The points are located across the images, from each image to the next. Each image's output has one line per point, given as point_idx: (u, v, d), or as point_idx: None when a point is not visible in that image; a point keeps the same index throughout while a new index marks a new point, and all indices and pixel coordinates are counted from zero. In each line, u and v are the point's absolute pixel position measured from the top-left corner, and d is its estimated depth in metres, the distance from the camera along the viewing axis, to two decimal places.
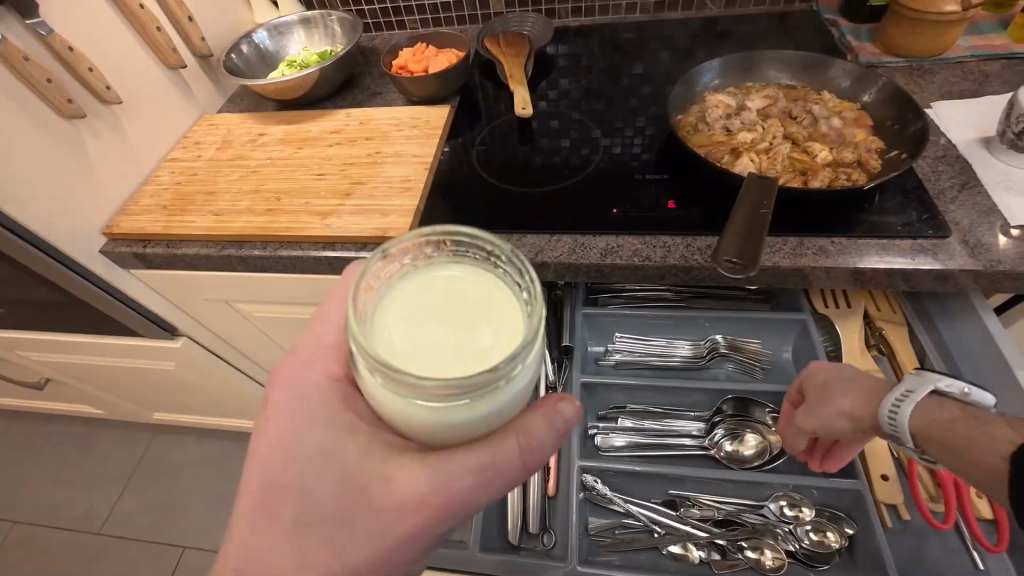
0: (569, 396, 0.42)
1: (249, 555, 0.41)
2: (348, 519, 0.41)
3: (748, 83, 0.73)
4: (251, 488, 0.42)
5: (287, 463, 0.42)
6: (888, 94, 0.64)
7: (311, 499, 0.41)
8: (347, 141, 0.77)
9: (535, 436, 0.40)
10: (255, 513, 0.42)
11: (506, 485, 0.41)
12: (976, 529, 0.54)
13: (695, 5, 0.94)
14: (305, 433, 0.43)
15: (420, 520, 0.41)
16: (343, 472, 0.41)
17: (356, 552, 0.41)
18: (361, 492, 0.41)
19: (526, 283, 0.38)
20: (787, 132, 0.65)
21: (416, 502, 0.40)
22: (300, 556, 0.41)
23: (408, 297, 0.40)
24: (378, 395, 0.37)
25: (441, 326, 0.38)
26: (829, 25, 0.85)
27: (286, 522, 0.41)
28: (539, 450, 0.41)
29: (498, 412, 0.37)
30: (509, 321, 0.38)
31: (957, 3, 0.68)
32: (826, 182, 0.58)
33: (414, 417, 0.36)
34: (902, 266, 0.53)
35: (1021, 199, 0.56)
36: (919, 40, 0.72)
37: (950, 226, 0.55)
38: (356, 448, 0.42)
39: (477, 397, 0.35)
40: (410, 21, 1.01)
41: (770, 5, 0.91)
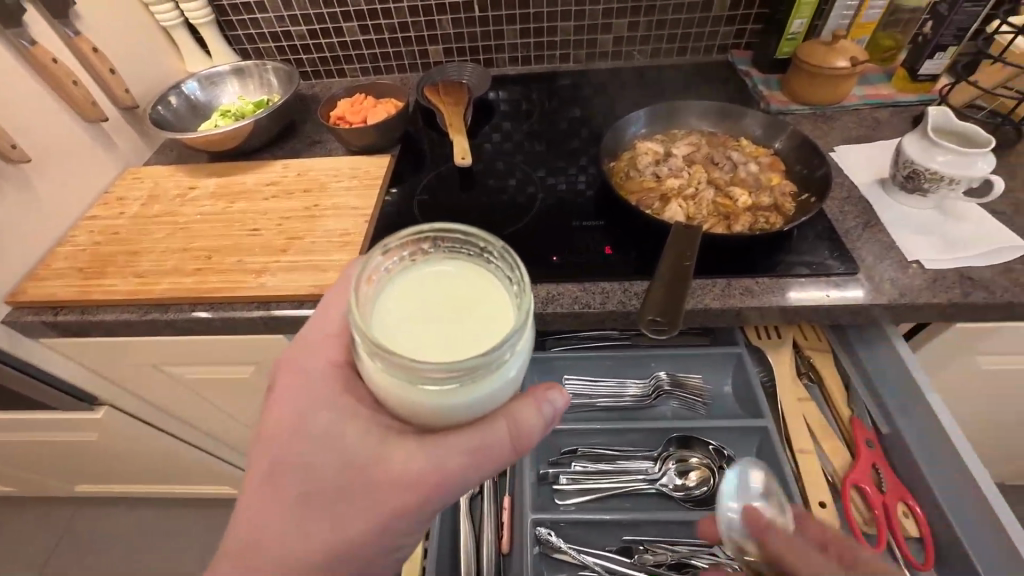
0: (557, 385, 0.43)
1: (253, 530, 0.41)
2: (344, 499, 0.41)
3: (674, 131, 0.77)
4: (257, 466, 0.42)
5: (291, 444, 0.42)
6: (795, 141, 0.70)
7: (315, 477, 0.41)
8: (283, 194, 0.75)
9: (524, 420, 0.41)
10: (260, 489, 0.41)
11: (498, 466, 0.42)
12: (907, 551, 0.55)
13: (624, 55, 1.00)
14: (308, 416, 0.42)
15: (418, 499, 0.41)
16: (344, 453, 0.41)
17: (353, 532, 0.41)
18: (357, 477, 0.41)
19: (517, 277, 0.38)
20: (710, 178, 0.69)
21: (414, 481, 0.40)
22: (304, 530, 0.41)
23: (408, 289, 0.40)
24: (380, 384, 0.37)
25: (440, 318, 0.39)
26: (742, 75, 0.92)
27: (290, 499, 0.41)
28: (528, 435, 0.41)
29: (491, 398, 0.38)
30: (502, 313, 0.39)
31: (847, 59, 0.77)
32: (747, 226, 0.62)
33: (414, 404, 0.37)
34: (817, 304, 0.57)
35: (916, 235, 0.61)
36: (819, 90, 0.80)
37: (858, 263, 0.60)
38: (355, 433, 0.42)
39: (473, 383, 0.36)
40: (350, 69, 1.02)
41: (690, 56, 0.99)
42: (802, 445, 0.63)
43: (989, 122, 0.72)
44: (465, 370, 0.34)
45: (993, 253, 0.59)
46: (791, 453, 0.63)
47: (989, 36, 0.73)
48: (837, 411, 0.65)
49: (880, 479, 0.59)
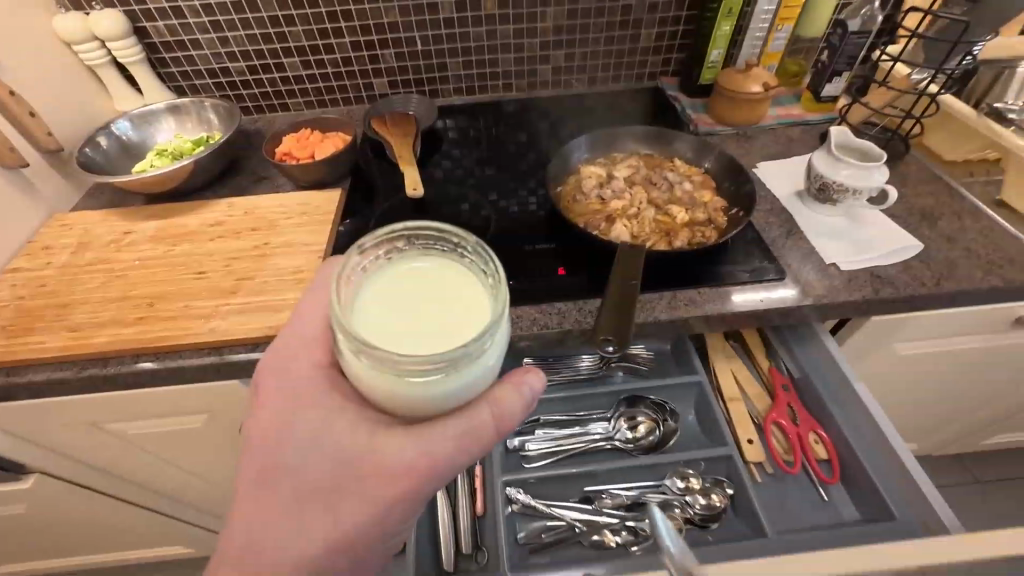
0: (534, 367, 0.43)
1: (245, 535, 0.39)
2: (336, 494, 0.40)
3: (614, 154, 0.83)
4: (244, 471, 0.41)
5: (279, 444, 0.41)
6: (722, 160, 0.77)
7: (305, 475, 0.41)
8: (230, 234, 0.73)
9: (507, 402, 0.41)
10: (249, 492, 0.40)
11: (488, 448, 0.42)
12: (818, 470, 0.65)
13: (563, 84, 1.06)
14: (294, 416, 0.42)
15: (411, 488, 0.41)
16: (333, 449, 0.41)
17: (346, 526, 0.40)
18: (347, 472, 0.41)
19: (492, 269, 0.40)
20: (650, 198, 0.74)
21: (405, 470, 0.40)
22: (298, 529, 0.40)
23: (389, 286, 0.41)
24: (366, 381, 0.38)
25: (421, 313, 0.39)
26: (672, 99, 1.00)
27: (281, 499, 0.40)
28: (510, 418, 0.42)
29: (475, 386, 0.39)
30: (478, 305, 0.40)
31: (760, 85, 0.85)
32: (686, 241, 0.67)
33: (400, 398, 0.37)
34: (753, 310, 0.62)
35: (832, 241, 0.69)
36: (739, 112, 0.88)
37: (785, 269, 0.66)
38: (344, 429, 0.41)
39: (457, 374, 0.37)
40: (293, 103, 1.02)
41: (624, 83, 1.06)
42: (730, 393, 0.70)
43: (879, 137, 0.82)
44: (449, 363, 0.34)
45: (895, 254, 0.67)
46: (724, 404, 0.70)
47: (869, 62, 0.84)
48: (757, 363, 0.74)
49: (794, 415, 0.68)
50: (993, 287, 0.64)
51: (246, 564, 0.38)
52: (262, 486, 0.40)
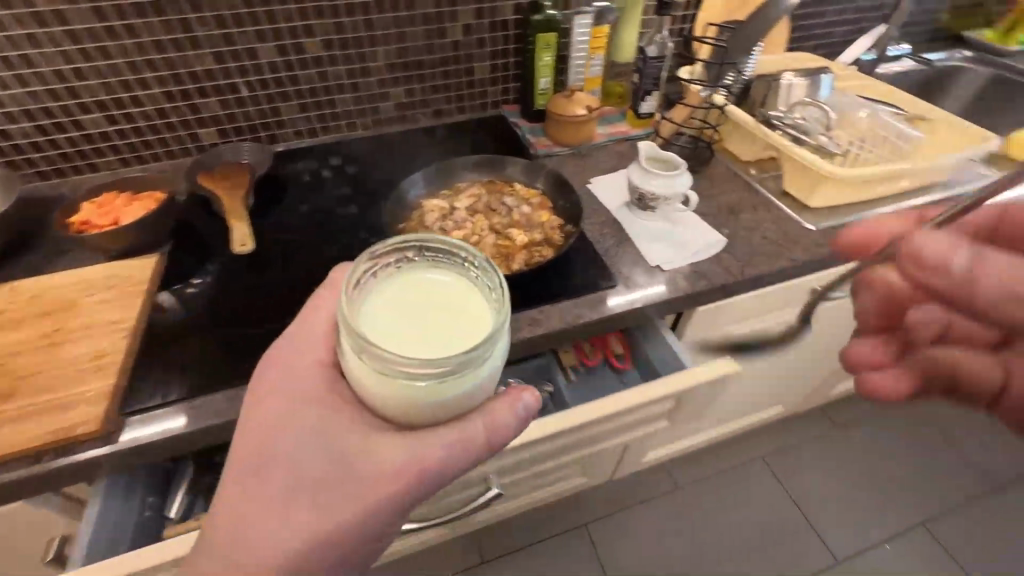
0: (531, 386, 0.47)
1: (237, 518, 0.43)
2: (329, 491, 0.44)
3: (456, 185, 0.84)
4: (242, 461, 0.45)
5: (279, 437, 0.45)
6: (553, 179, 0.81)
7: (300, 469, 0.44)
8: (10, 324, 0.62)
9: (500, 413, 0.46)
10: (246, 481, 0.44)
11: (480, 456, 0.46)
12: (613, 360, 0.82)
13: (409, 119, 1.06)
14: (294, 413, 0.46)
15: (398, 491, 0.45)
16: (330, 448, 0.45)
17: (335, 522, 0.44)
18: (342, 471, 0.45)
19: (496, 286, 0.43)
20: (491, 224, 0.76)
21: (395, 472, 0.44)
22: (286, 522, 0.43)
23: (393, 293, 0.44)
24: (370, 380, 0.41)
25: (427, 321, 0.43)
26: (514, 126, 1.05)
27: (276, 488, 0.44)
28: (501, 430, 0.46)
29: (470, 394, 0.43)
30: (480, 318, 0.43)
31: (585, 108, 0.92)
32: (524, 261, 0.70)
33: (402, 399, 0.41)
34: (592, 319, 0.66)
35: (656, 244, 0.75)
36: (572, 134, 0.95)
37: (617, 276, 0.71)
38: (342, 430, 0.46)
39: (459, 379, 0.41)
40: (104, 162, 0.91)
41: (470, 113, 1.09)
42: None
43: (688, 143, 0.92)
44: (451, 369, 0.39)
45: (705, 250, 0.74)
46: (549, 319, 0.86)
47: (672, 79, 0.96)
48: None
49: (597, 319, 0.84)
50: (784, 268, 0.74)
51: (238, 543, 0.42)
52: (260, 476, 0.44)
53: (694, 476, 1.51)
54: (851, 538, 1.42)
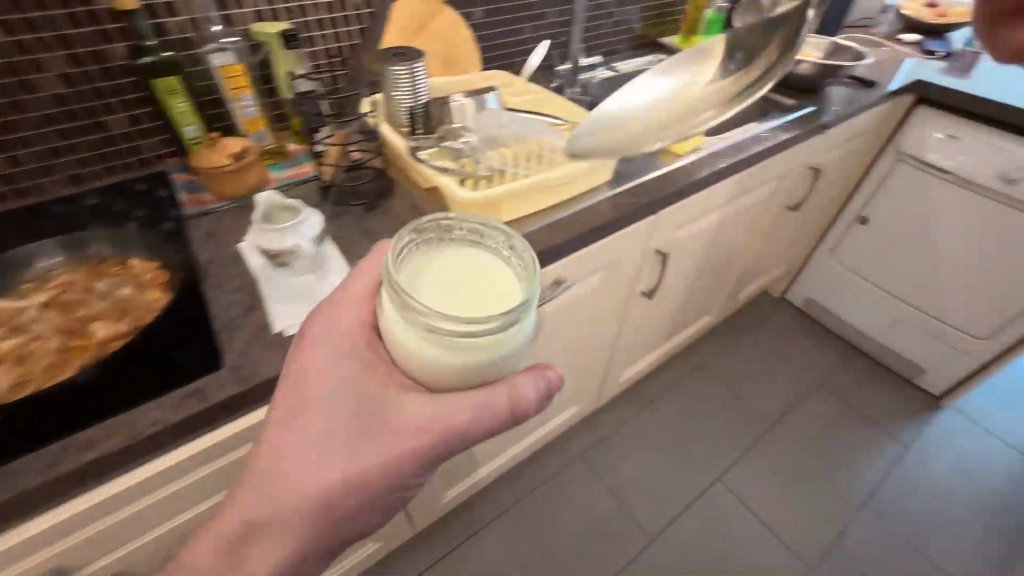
0: (553, 366, 0.56)
1: (275, 452, 0.54)
2: (364, 443, 0.55)
3: (44, 275, 0.74)
4: (280, 410, 0.55)
5: (314, 389, 0.55)
6: (161, 246, 0.76)
7: (333, 416, 0.55)
8: None
9: (523, 384, 0.55)
10: (281, 424, 0.54)
11: (494, 424, 0.55)
12: None
13: (30, 191, 0.85)
14: (325, 372, 0.56)
15: (419, 447, 0.54)
16: (358, 402, 0.55)
17: (359, 470, 0.54)
18: (373, 423, 0.55)
19: (527, 267, 0.51)
20: (69, 318, 0.68)
21: (422, 427, 0.53)
22: (315, 465, 0.53)
23: (438, 264, 0.53)
24: (408, 334, 0.49)
25: (464, 292, 0.51)
26: (174, 180, 0.90)
27: (308, 433, 0.54)
28: (522, 400, 0.54)
29: (500, 361, 0.51)
30: (508, 294, 0.50)
31: (230, 158, 0.82)
32: (92, 353, 0.62)
33: (435, 352, 0.49)
34: (177, 417, 0.56)
35: (286, 304, 0.68)
36: (228, 188, 0.84)
37: (225, 355, 0.62)
38: (375, 388, 0.56)
39: (489, 343, 0.48)
40: None
41: (122, 174, 0.91)
42: None
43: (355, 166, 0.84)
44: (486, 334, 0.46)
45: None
46: None
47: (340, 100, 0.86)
48: None
49: None
50: None
51: (267, 474, 0.53)
52: (287, 433, 0.54)
53: (516, 494, 1.54)
54: (660, 512, 1.51)
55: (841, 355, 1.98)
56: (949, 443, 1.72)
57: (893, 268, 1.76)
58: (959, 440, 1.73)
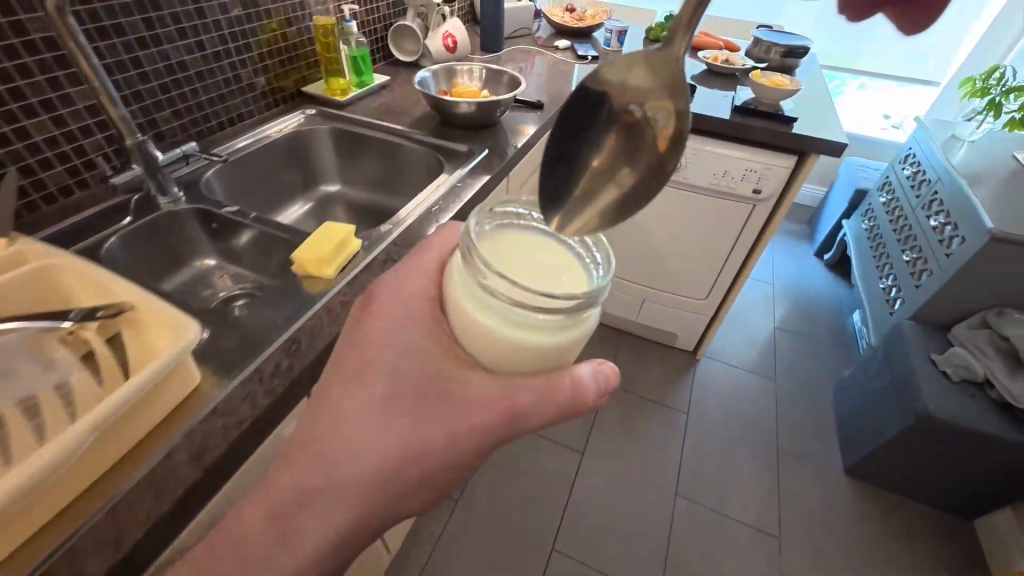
0: (609, 362, 0.66)
1: (340, 413, 0.59)
2: (428, 419, 0.60)
3: None
4: (351, 368, 0.61)
5: (382, 355, 0.61)
6: None
7: (397, 380, 0.60)
8: None
9: (580, 371, 0.63)
10: (348, 385, 0.60)
11: (545, 408, 0.61)
12: None
13: None
14: (394, 338, 0.61)
15: (483, 420, 0.60)
16: (427, 370, 0.60)
17: (419, 446, 0.59)
18: (436, 396, 0.60)
19: (598, 263, 0.60)
20: None
21: (485, 398, 0.60)
22: (386, 424, 0.59)
23: (513, 246, 0.61)
24: (483, 308, 0.56)
25: (536, 274, 0.59)
26: None
27: (377, 397, 0.59)
28: (579, 389, 0.62)
29: (563, 342, 0.58)
30: (576, 284, 0.59)
31: None
32: None
33: (507, 326, 0.55)
34: None
35: None
36: None
37: None
38: (428, 358, 0.61)
39: (560, 321, 0.56)
40: None
41: None
42: None
43: None
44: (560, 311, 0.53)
45: None
46: None
47: None
48: None
49: None
50: None
51: (329, 433, 0.58)
52: (357, 392, 0.59)
53: None
54: None
55: (613, 340, 2.13)
56: (710, 390, 1.97)
57: (621, 262, 1.88)
58: (715, 382, 2.00)
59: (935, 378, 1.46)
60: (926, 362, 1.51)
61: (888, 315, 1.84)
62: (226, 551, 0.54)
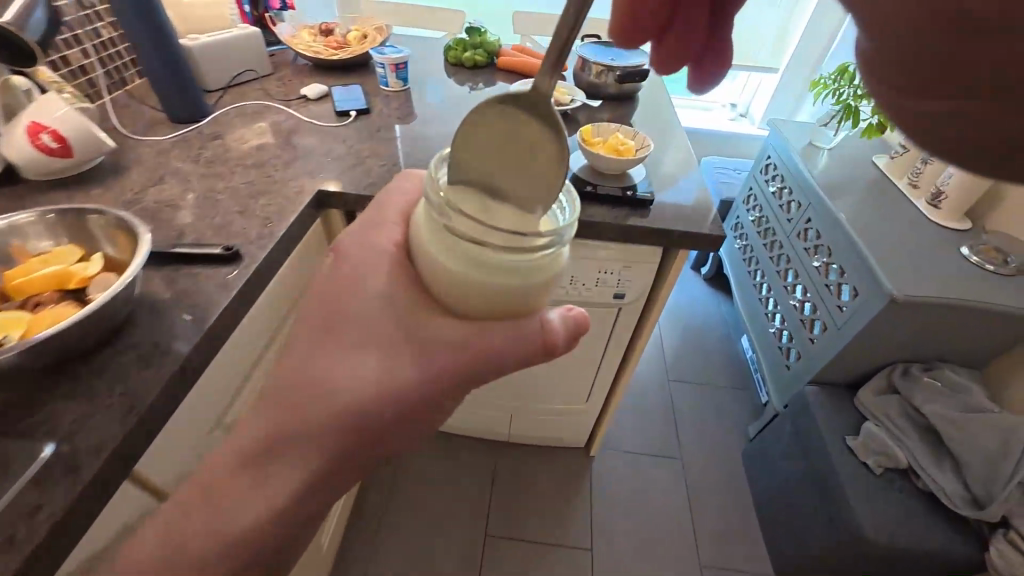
0: (579, 309, 0.70)
1: (314, 353, 0.60)
2: (408, 360, 0.61)
3: None
4: (319, 317, 0.62)
5: (356, 296, 0.62)
6: None
7: (368, 325, 0.61)
8: None
9: (553, 316, 0.66)
10: (326, 322, 0.62)
11: (522, 347, 0.64)
12: None
13: None
14: (364, 282, 0.63)
15: (453, 359, 0.62)
16: (397, 318, 0.62)
17: (395, 389, 0.60)
18: (412, 335, 0.62)
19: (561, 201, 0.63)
20: None
21: (453, 342, 0.62)
22: (365, 367, 0.60)
23: (468, 197, 0.60)
24: (456, 259, 0.58)
25: (498, 221, 0.59)
26: None
27: (348, 338, 0.61)
28: (551, 338, 0.65)
29: (533, 285, 0.60)
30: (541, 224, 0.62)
31: None
32: None
33: (478, 270, 0.57)
34: None
35: None
36: None
37: None
38: (389, 310, 0.62)
39: (531, 261, 0.58)
40: None
41: None
42: None
43: None
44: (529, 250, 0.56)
45: None
46: None
47: None
48: None
49: None
50: None
51: (309, 376, 0.59)
52: (339, 331, 0.61)
53: None
54: None
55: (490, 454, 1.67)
56: (617, 499, 1.59)
57: None
58: (618, 484, 1.63)
59: (858, 473, 1.20)
60: (843, 449, 1.25)
61: (784, 367, 1.58)
62: (195, 507, 0.56)
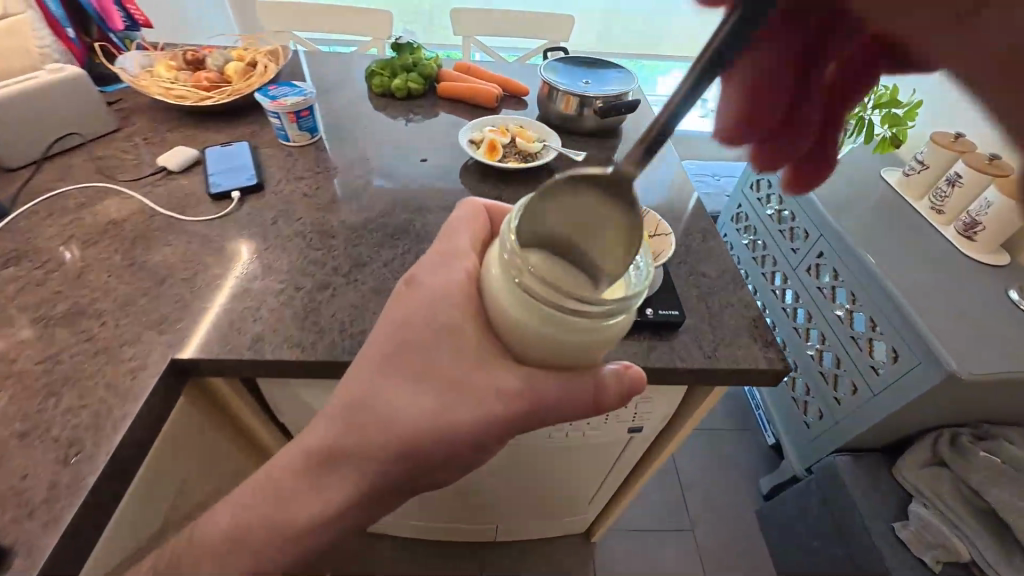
0: (633, 364, 0.51)
1: (376, 387, 0.47)
2: (463, 393, 0.47)
3: None
4: (387, 341, 0.49)
5: (426, 313, 0.49)
6: None
7: (431, 361, 0.47)
8: None
9: (607, 374, 0.50)
10: (386, 356, 0.48)
11: (566, 409, 0.49)
12: None
13: None
14: (436, 303, 0.49)
15: (510, 414, 0.47)
16: (459, 353, 0.47)
17: (448, 427, 0.46)
18: (468, 378, 0.47)
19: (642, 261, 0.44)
20: None
21: (511, 394, 0.47)
22: (430, 410, 0.46)
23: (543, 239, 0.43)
24: (515, 305, 0.43)
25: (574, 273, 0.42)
26: None
27: (417, 364, 0.47)
28: (606, 399, 0.50)
29: (595, 346, 0.44)
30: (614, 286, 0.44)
31: None
32: None
33: (536, 321, 0.42)
34: None
35: None
36: None
37: None
38: (456, 336, 0.48)
39: (593, 323, 0.42)
40: None
41: None
42: None
43: None
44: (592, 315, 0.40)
45: None
46: None
47: None
48: None
49: None
50: None
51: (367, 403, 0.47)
52: (409, 360, 0.47)
53: None
54: None
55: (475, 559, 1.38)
56: None
57: (440, 503, 1.07)
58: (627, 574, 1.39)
59: None
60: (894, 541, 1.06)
61: (804, 423, 1.37)
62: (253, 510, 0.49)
